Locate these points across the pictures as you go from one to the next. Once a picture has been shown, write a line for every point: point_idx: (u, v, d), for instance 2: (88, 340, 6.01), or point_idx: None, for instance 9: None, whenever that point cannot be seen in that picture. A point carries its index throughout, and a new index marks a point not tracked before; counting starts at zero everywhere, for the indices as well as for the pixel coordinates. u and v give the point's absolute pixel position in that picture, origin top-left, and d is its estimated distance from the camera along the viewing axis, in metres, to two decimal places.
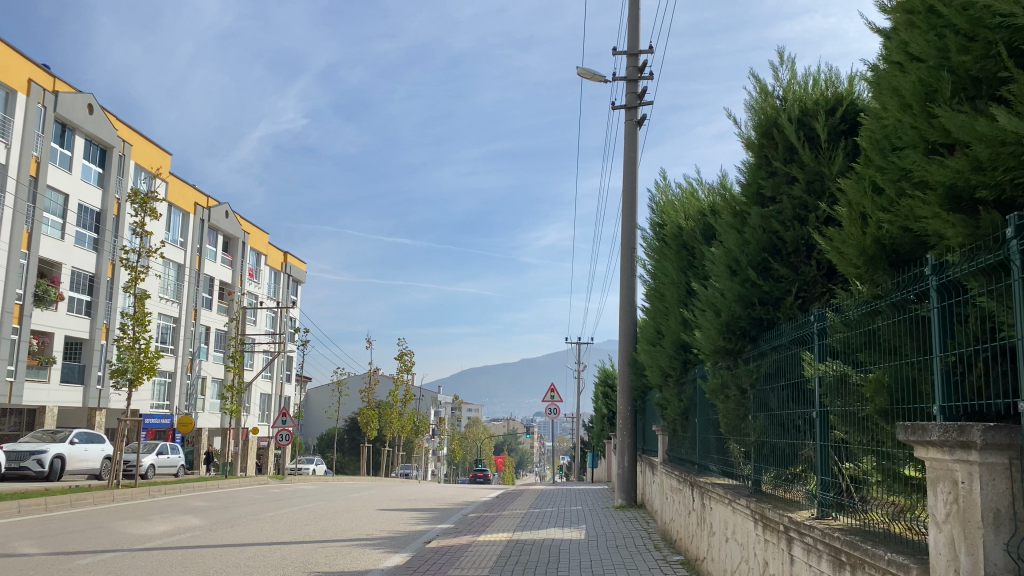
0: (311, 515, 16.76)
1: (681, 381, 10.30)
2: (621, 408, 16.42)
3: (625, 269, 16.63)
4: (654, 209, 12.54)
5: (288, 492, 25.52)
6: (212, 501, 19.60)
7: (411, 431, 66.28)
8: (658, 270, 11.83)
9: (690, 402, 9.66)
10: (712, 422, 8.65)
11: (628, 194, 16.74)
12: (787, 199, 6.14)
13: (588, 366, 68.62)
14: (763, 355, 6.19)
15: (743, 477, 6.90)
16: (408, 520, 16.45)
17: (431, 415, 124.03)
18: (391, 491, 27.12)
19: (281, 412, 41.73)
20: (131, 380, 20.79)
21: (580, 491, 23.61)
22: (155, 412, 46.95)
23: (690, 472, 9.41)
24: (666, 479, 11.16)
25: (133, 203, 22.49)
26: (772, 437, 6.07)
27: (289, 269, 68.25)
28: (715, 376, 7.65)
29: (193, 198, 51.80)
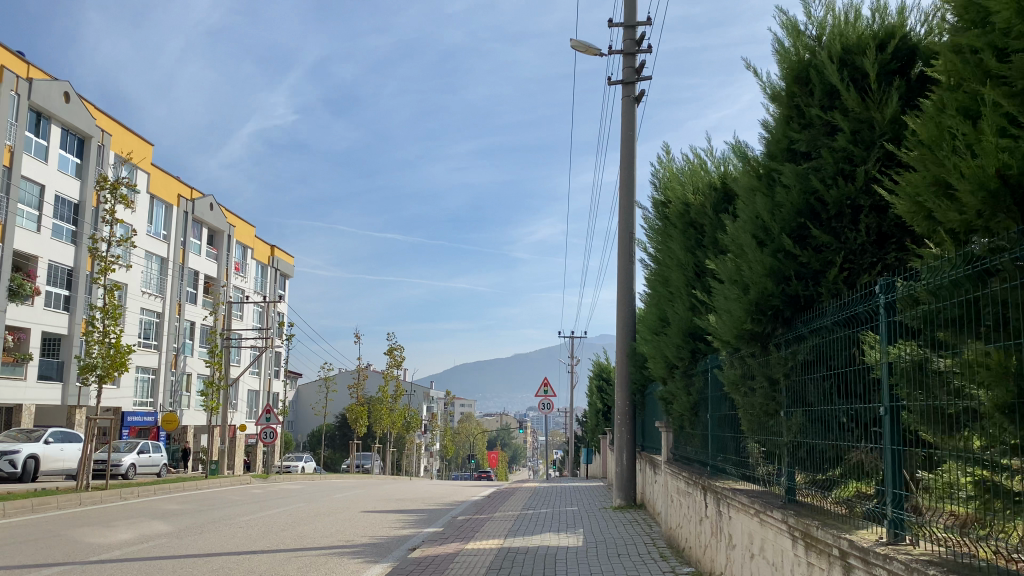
0: (291, 519, 15.75)
1: (688, 373, 9.30)
2: (618, 402, 15.41)
3: (622, 256, 15.64)
4: (655, 185, 11.49)
5: (271, 491, 24.48)
6: (187, 503, 18.56)
7: (403, 427, 65.21)
8: (661, 252, 10.82)
9: (700, 397, 8.67)
10: (729, 419, 7.64)
11: (625, 178, 15.74)
12: (826, 152, 5.12)
13: (582, 360, 67.57)
14: (801, 340, 5.17)
15: (771, 483, 5.90)
16: (393, 523, 15.46)
17: (424, 411, 122.80)
18: (379, 490, 26.10)
19: (265, 409, 40.65)
20: (101, 377, 19.72)
21: (575, 489, 22.66)
22: (137, 410, 45.79)
23: (701, 474, 8.39)
24: (671, 480, 10.18)
25: (104, 190, 21.41)
26: (810, 437, 5.10)
27: (277, 263, 67.05)
28: (735, 367, 6.64)
29: (176, 190, 50.55)
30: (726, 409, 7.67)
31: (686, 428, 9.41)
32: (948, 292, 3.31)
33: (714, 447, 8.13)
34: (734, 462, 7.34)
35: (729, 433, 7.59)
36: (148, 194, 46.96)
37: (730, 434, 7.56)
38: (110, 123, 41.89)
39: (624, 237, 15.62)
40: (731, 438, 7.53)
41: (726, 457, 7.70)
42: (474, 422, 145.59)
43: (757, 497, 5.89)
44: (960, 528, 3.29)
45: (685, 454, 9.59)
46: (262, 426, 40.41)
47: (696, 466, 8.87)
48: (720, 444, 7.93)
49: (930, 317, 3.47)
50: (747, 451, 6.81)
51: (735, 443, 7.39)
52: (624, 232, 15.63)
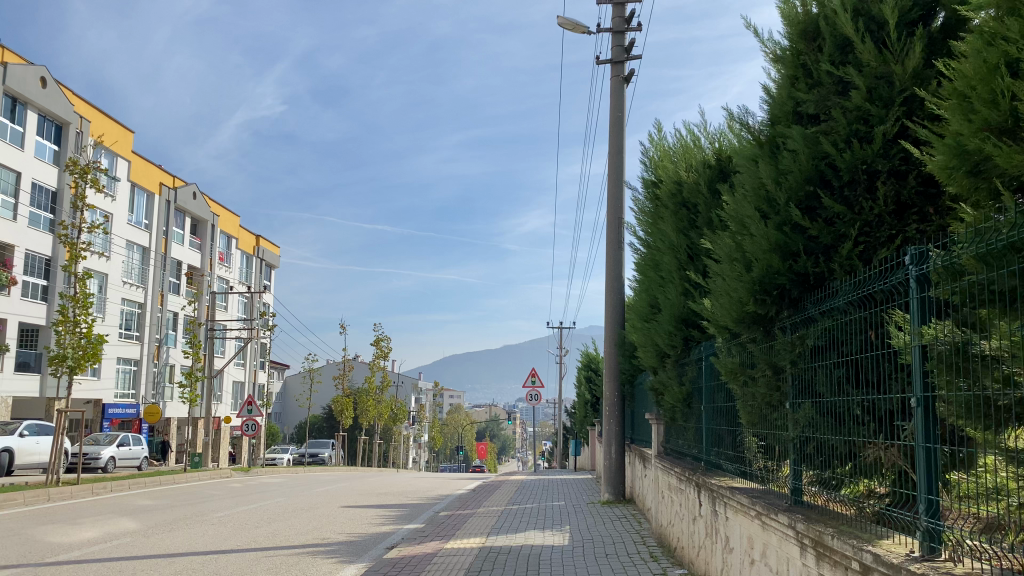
0: (267, 515, 15.17)
1: (680, 362, 8.75)
2: (607, 393, 14.87)
3: (612, 242, 15.09)
4: (646, 164, 10.89)
5: (252, 485, 23.85)
6: (162, 499, 17.96)
7: (390, 418, 64.65)
8: (652, 235, 10.25)
9: (694, 387, 8.13)
10: (726, 410, 7.09)
11: (615, 162, 15.14)
12: (839, 112, 4.54)
13: (570, 350, 67.01)
14: (810, 323, 4.62)
15: (773, 482, 5.35)
16: (373, 519, 14.89)
17: (412, 402, 122.13)
18: (363, 484, 25.52)
19: (248, 401, 40.00)
20: (72, 368, 19.04)
21: (562, 482, 22.16)
22: (118, 402, 44.99)
23: (694, 470, 7.84)
24: (663, 475, 9.65)
25: (73, 175, 20.71)
26: (820, 432, 4.56)
27: (262, 253, 66.19)
28: (732, 355, 6.09)
29: (158, 178, 49.64)
30: (724, 402, 7.13)
31: (678, 421, 8.86)
32: (999, 259, 2.76)
33: (708, 441, 7.59)
34: (731, 457, 6.81)
35: (725, 426, 7.07)
36: (129, 182, 46.04)
37: (727, 428, 7.03)
38: (89, 110, 40.97)
39: (614, 222, 15.06)
40: (727, 432, 7.00)
41: (722, 452, 7.17)
42: (463, 414, 145.09)
43: (759, 495, 5.36)
44: (1005, 536, 2.79)
45: (677, 447, 9.06)
46: (243, 418, 39.73)
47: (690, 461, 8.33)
48: (715, 439, 7.40)
49: (973, 292, 2.92)
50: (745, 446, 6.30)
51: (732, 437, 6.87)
52: (613, 217, 15.07)
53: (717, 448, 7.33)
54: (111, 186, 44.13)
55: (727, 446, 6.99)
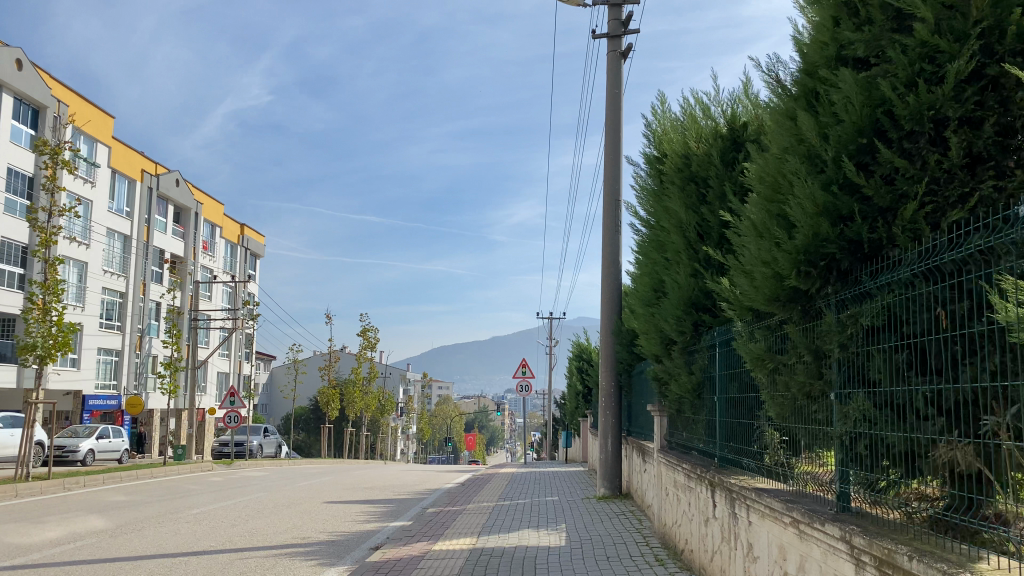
0: (246, 511, 14.43)
1: (688, 350, 8.05)
2: (603, 383, 14.19)
3: (607, 224, 14.40)
4: (648, 139, 10.16)
5: (234, 478, 23.11)
6: (137, 494, 17.16)
7: (377, 409, 63.91)
8: (655, 214, 9.53)
9: (706, 378, 7.43)
10: (746, 401, 6.41)
11: (611, 140, 14.44)
12: (900, 51, 3.81)
13: (560, 341, 66.28)
14: (864, 300, 3.92)
15: (815, 484, 4.65)
16: (357, 516, 14.16)
17: (400, 394, 121.27)
18: (349, 477, 24.83)
19: (231, 392, 39.18)
20: (41, 358, 18.18)
21: (553, 474, 21.55)
22: (100, 393, 44.08)
23: (707, 468, 7.15)
24: (668, 471, 8.99)
25: (46, 155, 19.82)
26: (875, 428, 3.85)
27: (247, 242, 65.19)
28: (757, 339, 5.39)
29: (140, 164, 48.51)
30: (743, 391, 6.48)
31: (686, 414, 8.18)
32: None
33: (724, 435, 6.92)
34: (754, 451, 6.18)
35: (746, 420, 6.40)
36: (109, 168, 44.92)
37: (749, 421, 6.37)
38: (67, 93, 39.84)
39: (610, 204, 14.39)
40: (748, 425, 6.34)
41: (741, 446, 6.52)
42: (451, 405, 144.40)
43: (796, 499, 4.67)
44: None
45: (685, 442, 8.41)
46: (226, 409, 38.88)
47: (701, 456, 7.66)
48: (733, 433, 6.73)
49: None
50: (775, 437, 5.67)
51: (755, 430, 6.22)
52: (610, 198, 14.40)
53: (736, 442, 6.67)
54: (90, 172, 43.00)
55: (749, 439, 6.32)
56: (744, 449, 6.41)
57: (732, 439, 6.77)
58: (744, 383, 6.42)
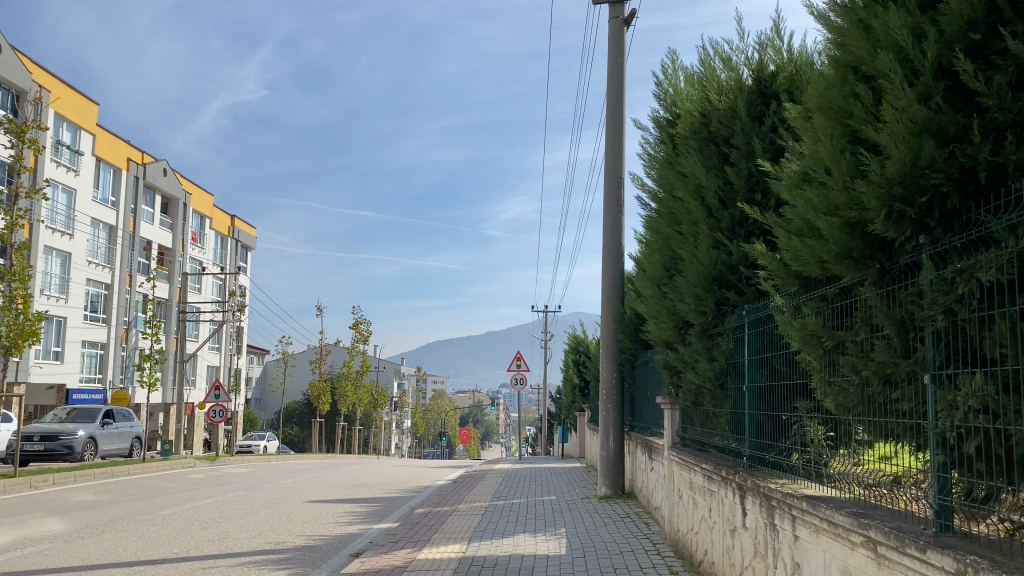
0: (221, 513, 13.40)
1: (707, 335, 7.04)
2: (605, 375, 13.18)
3: (608, 203, 13.40)
4: (658, 103, 9.14)
5: (217, 476, 22.08)
6: (108, 493, 16.12)
7: (370, 404, 62.81)
8: (666, 185, 8.53)
9: (731, 364, 6.45)
10: (788, 392, 5.40)
11: (613, 112, 13.42)
12: None
13: (556, 334, 65.03)
14: (977, 252, 2.89)
15: (898, 496, 3.62)
16: (340, 518, 13.12)
17: (393, 388, 120.11)
18: (337, 473, 23.81)
19: (216, 386, 38.07)
20: (7, 348, 17.14)
21: (550, 471, 20.53)
22: (84, 387, 43.01)
23: (733, 469, 6.15)
24: (682, 472, 7.99)
25: (9, 134, 18.67)
26: (997, 421, 2.80)
27: (237, 234, 64.06)
28: (811, 314, 4.38)
29: (125, 152, 47.33)
30: (782, 376, 5.51)
31: (706, 407, 7.19)
32: None
33: (757, 427, 5.94)
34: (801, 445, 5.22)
35: (785, 413, 5.44)
36: (93, 156, 43.70)
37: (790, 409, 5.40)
38: (48, 79, 38.72)
39: (611, 181, 13.41)
40: (790, 417, 5.37)
41: (781, 439, 5.57)
42: (446, 400, 143.35)
43: (867, 512, 3.66)
44: None
45: (703, 437, 7.44)
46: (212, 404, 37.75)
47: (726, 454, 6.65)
48: (771, 427, 5.75)
49: None
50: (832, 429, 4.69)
51: (798, 420, 5.28)
52: (611, 175, 13.42)
53: (774, 436, 5.71)
54: (73, 160, 41.79)
55: (792, 430, 5.35)
56: (789, 439, 5.43)
57: (768, 430, 5.79)
58: (783, 362, 5.47)
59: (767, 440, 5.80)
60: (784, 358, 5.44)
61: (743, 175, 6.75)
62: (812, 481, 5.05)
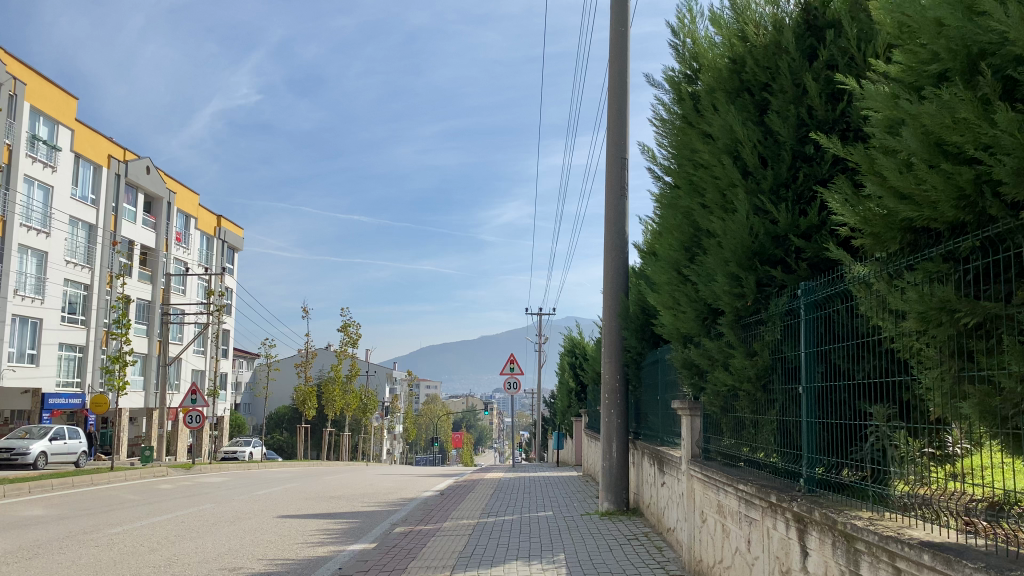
0: (181, 531, 12.01)
1: (742, 327, 5.67)
2: (607, 376, 11.84)
3: (610, 186, 12.12)
4: (674, 63, 7.83)
5: (190, 485, 20.67)
6: (63, 506, 14.74)
7: (360, 409, 61.21)
8: (686, 154, 7.20)
9: (779, 361, 5.14)
10: (871, 394, 4.11)
11: (616, 88, 12.12)
12: None
13: (550, 337, 63.34)
14: None
15: None
16: (313, 537, 11.72)
17: (385, 392, 118.22)
18: (318, 482, 22.42)
19: (192, 388, 35.95)
20: None
21: (544, 481, 19.16)
22: (61, 391, 41.48)
23: (783, 490, 4.85)
24: (707, 491, 6.69)
25: None
26: None
27: (223, 235, 62.61)
28: (929, 280, 3.09)
29: (106, 149, 45.89)
30: (845, 371, 4.38)
31: (740, 413, 5.89)
32: None
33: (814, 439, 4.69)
34: (886, 461, 4.01)
35: (856, 419, 4.27)
36: (72, 153, 42.23)
37: (864, 413, 4.24)
38: (22, 70, 37.37)
39: (613, 162, 12.11)
40: (866, 426, 4.17)
41: (850, 453, 4.41)
42: (438, 404, 141.40)
43: None
44: None
45: (736, 450, 6.17)
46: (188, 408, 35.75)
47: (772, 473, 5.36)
48: (835, 437, 4.53)
49: None
50: (945, 440, 3.52)
51: (877, 431, 4.09)
52: (612, 155, 12.12)
53: (841, 448, 4.48)
54: (50, 155, 40.28)
55: (871, 441, 4.14)
56: (866, 452, 4.22)
57: (833, 440, 4.55)
58: (848, 354, 4.33)
59: (834, 449, 4.55)
60: (849, 351, 4.32)
61: (789, 122, 5.37)
62: (916, 519, 3.74)
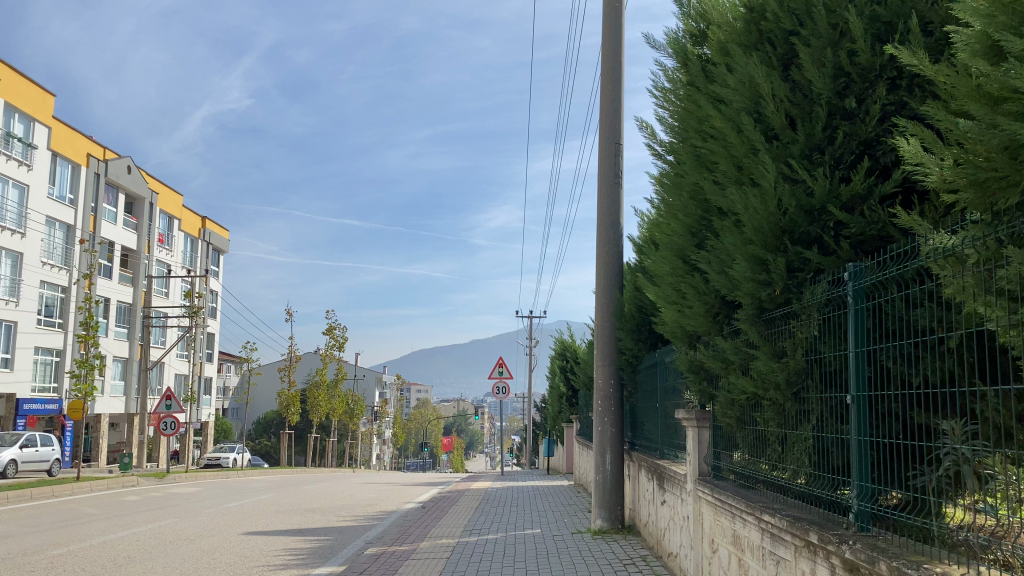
0: (133, 553, 10.84)
1: (768, 322, 4.66)
2: (601, 381, 10.84)
3: (603, 173, 11.14)
4: (678, 23, 6.86)
5: (159, 496, 19.48)
6: (12, 523, 13.56)
7: (347, 413, 60.05)
8: (694, 125, 6.22)
9: (817, 364, 4.14)
10: (949, 404, 3.13)
11: (609, 67, 11.16)
12: None
13: (542, 341, 62.26)
14: None
15: None
16: (278, 558, 10.59)
17: (374, 396, 116.86)
18: (296, 492, 21.28)
19: (165, 393, 33.78)
20: None
21: (533, 491, 18.14)
22: (36, 397, 40.22)
23: (825, 527, 3.84)
24: (718, 517, 5.68)
25: None
26: None
27: (208, 236, 61.41)
28: None
29: (85, 148, 44.66)
30: (900, 375, 3.45)
31: (762, 426, 4.89)
32: None
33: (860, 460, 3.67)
34: (970, 490, 3.03)
35: (923, 437, 3.31)
36: (49, 151, 40.99)
37: (934, 430, 3.28)
38: None
39: (606, 149, 11.13)
40: (937, 445, 3.22)
41: (907, 479, 3.45)
42: (428, 409, 139.93)
43: None
44: None
45: (759, 470, 5.19)
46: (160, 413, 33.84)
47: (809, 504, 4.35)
48: (889, 460, 3.57)
49: None
50: None
51: (952, 452, 3.14)
52: (606, 141, 11.15)
53: (896, 472, 3.52)
54: (26, 153, 39.02)
55: (945, 465, 3.17)
56: (930, 479, 3.25)
57: (885, 460, 3.59)
58: (906, 356, 3.41)
59: (886, 470, 3.59)
60: (908, 351, 3.40)
61: (826, 71, 4.36)
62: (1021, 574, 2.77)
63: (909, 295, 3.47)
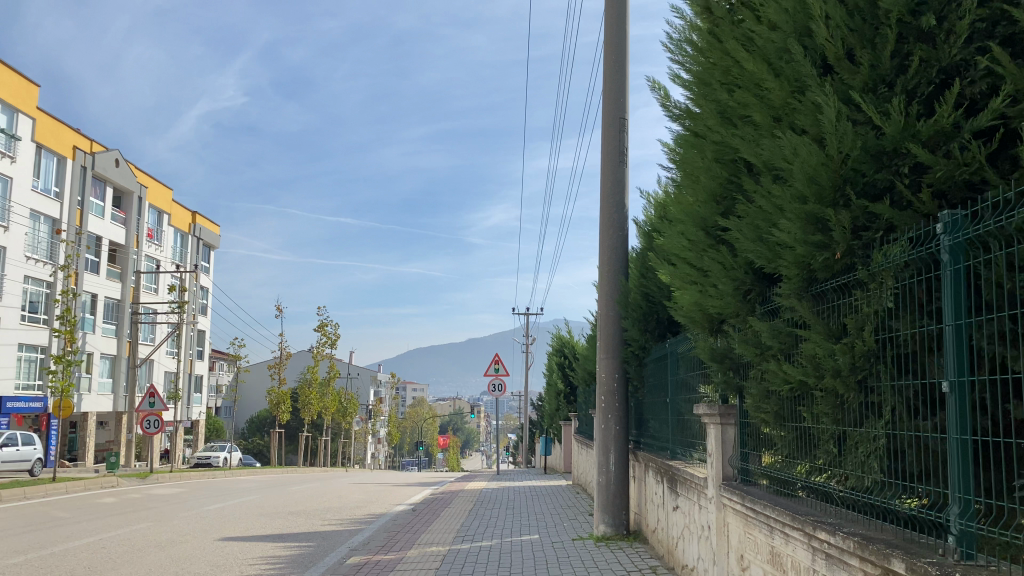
0: (96, 561, 9.97)
1: (824, 296, 3.81)
2: (604, 374, 10.00)
3: (607, 150, 10.30)
4: None
5: (138, 498, 18.60)
6: None
7: (340, 412, 59.13)
8: (719, 76, 5.38)
9: (890, 345, 3.30)
10: None
11: (613, 36, 10.33)
12: None
13: (538, 338, 61.34)
14: None
15: None
16: (254, 566, 9.72)
17: (369, 395, 116.06)
18: (284, 493, 20.42)
19: (149, 390, 32.77)
20: None
21: (530, 493, 17.30)
22: (21, 395, 39.20)
23: (905, 550, 3.01)
24: (750, 531, 4.85)
25: None
26: None
27: (198, 232, 60.48)
28: None
29: (72, 140, 43.66)
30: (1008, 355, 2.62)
31: (809, 424, 4.08)
32: None
33: (956, 461, 2.80)
34: None
35: None
36: (33, 143, 39.95)
37: None
38: None
39: (609, 125, 10.31)
40: None
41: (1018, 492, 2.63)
42: (424, 408, 138.69)
43: None
44: None
45: (801, 475, 4.37)
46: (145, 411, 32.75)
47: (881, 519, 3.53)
48: (990, 466, 2.74)
49: None
50: None
51: None
52: (609, 116, 10.33)
53: (1000, 482, 2.70)
54: (9, 145, 37.97)
55: None
56: None
57: (987, 467, 2.76)
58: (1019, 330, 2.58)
59: (990, 481, 2.75)
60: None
61: None
62: None
63: (1016, 255, 2.66)
